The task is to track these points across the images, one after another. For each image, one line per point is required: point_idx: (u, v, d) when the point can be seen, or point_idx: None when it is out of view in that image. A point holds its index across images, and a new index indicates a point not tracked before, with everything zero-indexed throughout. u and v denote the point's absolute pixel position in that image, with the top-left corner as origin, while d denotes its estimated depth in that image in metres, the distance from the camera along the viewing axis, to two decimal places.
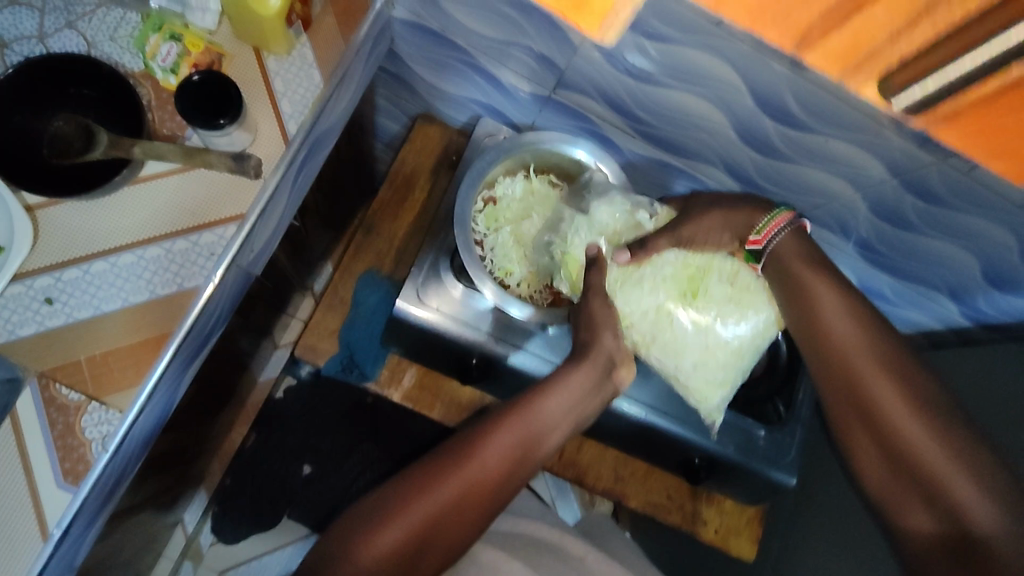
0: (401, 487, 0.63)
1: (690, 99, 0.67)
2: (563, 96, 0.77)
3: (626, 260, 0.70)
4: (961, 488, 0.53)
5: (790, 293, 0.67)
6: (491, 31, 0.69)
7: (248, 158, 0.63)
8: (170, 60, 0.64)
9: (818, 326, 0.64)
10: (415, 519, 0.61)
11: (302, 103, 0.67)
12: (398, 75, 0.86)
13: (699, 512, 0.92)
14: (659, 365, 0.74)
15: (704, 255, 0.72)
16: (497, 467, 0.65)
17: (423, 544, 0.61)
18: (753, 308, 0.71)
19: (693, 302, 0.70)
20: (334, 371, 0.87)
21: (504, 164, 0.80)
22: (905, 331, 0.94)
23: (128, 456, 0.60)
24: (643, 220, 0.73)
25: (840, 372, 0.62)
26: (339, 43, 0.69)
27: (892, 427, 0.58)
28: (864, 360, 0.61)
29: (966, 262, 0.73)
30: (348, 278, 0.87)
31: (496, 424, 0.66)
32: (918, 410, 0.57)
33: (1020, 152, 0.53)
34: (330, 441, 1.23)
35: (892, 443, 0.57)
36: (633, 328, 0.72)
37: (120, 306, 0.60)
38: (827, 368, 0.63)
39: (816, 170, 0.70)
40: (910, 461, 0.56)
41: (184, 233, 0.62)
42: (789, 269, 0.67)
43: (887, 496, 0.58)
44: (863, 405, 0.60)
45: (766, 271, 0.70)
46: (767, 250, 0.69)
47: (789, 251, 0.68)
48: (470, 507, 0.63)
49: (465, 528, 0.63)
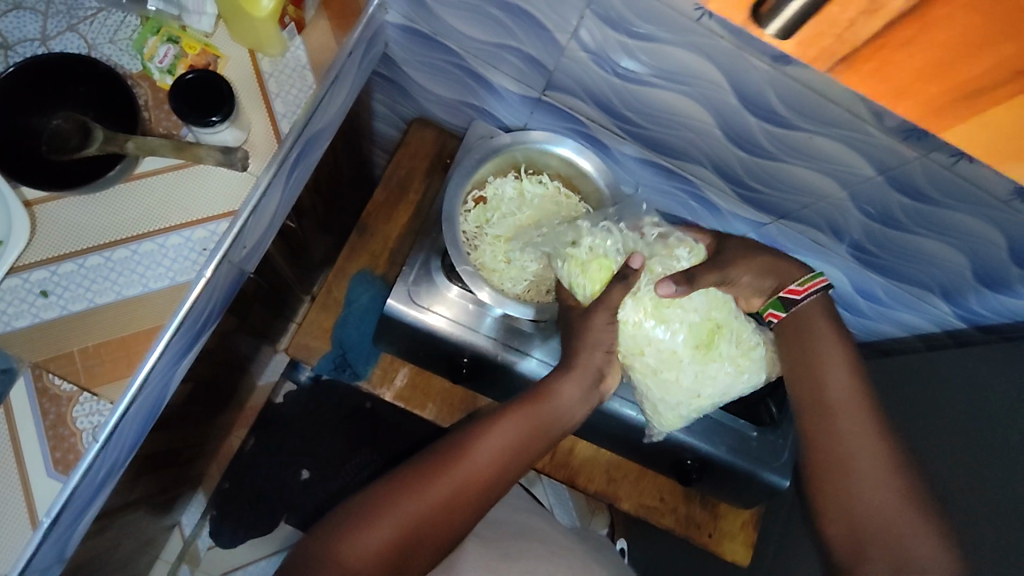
0: (388, 487, 0.63)
1: (677, 99, 0.67)
2: (552, 97, 0.78)
3: (671, 292, 0.67)
4: (922, 550, 0.56)
5: (795, 339, 0.68)
6: (480, 33, 0.71)
7: (236, 150, 0.64)
8: (166, 62, 0.66)
9: (819, 378, 0.65)
10: (404, 519, 0.60)
11: (295, 103, 0.69)
12: (393, 79, 0.88)
13: (693, 516, 0.92)
14: (643, 390, 0.73)
15: (727, 310, 0.71)
16: (486, 466, 0.65)
17: (411, 545, 0.60)
18: (750, 371, 0.72)
19: (703, 356, 0.71)
20: (326, 371, 0.87)
21: (494, 165, 0.81)
22: (900, 333, 0.94)
23: (117, 448, 0.62)
24: (680, 259, 0.71)
25: (828, 424, 0.63)
26: (332, 46, 0.71)
27: (865, 483, 0.60)
28: (854, 417, 0.63)
29: (956, 261, 0.74)
30: (342, 278, 0.88)
31: (494, 425, 0.67)
32: (891, 472, 0.60)
33: (941, 104, 0.46)
34: (328, 446, 1.21)
35: (860, 498, 0.59)
36: (639, 357, 0.71)
37: (113, 299, 0.62)
38: (812, 412, 0.65)
39: (803, 168, 0.70)
40: (875, 515, 0.59)
41: (177, 229, 0.64)
42: (805, 323, 0.68)
43: (847, 545, 0.59)
44: (840, 459, 0.61)
45: (784, 324, 0.69)
46: (800, 304, 0.68)
47: (816, 313, 0.68)
48: (459, 506, 0.63)
49: (453, 528, 0.62)
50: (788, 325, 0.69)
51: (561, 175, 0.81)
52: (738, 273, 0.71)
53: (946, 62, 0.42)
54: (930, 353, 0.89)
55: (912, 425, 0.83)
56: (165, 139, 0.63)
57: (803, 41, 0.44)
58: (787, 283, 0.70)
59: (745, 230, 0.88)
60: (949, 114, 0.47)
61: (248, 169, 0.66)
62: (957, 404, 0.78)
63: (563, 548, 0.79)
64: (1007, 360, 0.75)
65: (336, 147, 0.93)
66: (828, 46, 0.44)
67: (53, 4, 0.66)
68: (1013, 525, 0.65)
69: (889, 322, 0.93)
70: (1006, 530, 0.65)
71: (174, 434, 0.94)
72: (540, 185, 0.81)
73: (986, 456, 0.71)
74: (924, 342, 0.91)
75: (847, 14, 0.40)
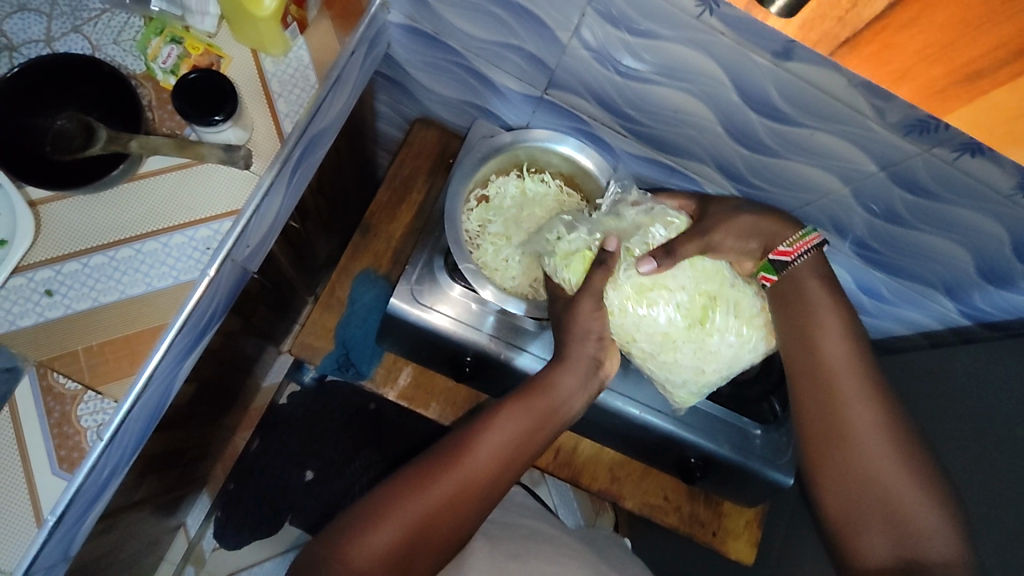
0: (393, 486, 0.63)
1: (679, 96, 0.67)
2: (555, 96, 0.78)
3: (651, 269, 0.68)
4: (920, 516, 0.56)
5: (786, 304, 0.68)
6: (481, 32, 0.71)
7: (238, 149, 0.64)
8: (170, 62, 0.66)
9: (809, 341, 0.65)
10: (410, 518, 0.60)
11: (297, 103, 0.69)
12: (396, 79, 0.89)
13: (697, 514, 0.91)
14: (649, 373, 0.74)
15: (716, 280, 0.70)
16: (490, 462, 0.65)
17: (418, 544, 0.60)
18: (752, 337, 0.71)
19: (697, 335, 0.70)
20: (330, 370, 0.87)
21: (497, 163, 0.80)
22: (905, 331, 0.94)
23: (122, 445, 0.62)
24: (658, 234, 0.72)
25: (821, 388, 0.63)
26: (335, 46, 0.72)
27: (862, 449, 0.59)
28: (847, 383, 0.62)
29: (959, 257, 0.73)
30: (345, 278, 0.87)
31: (493, 422, 0.67)
32: (890, 437, 0.59)
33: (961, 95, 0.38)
34: (331, 447, 1.20)
35: (858, 466, 0.59)
36: (634, 343, 0.72)
37: (117, 298, 0.62)
38: (807, 378, 0.64)
39: (806, 165, 0.70)
40: (872, 483, 0.58)
41: (180, 228, 0.64)
42: (796, 283, 0.67)
43: (844, 517, 0.59)
44: (838, 427, 0.61)
45: (777, 283, 0.69)
46: (792, 265, 0.68)
47: (806, 273, 0.67)
48: (465, 503, 0.63)
49: (459, 525, 0.62)
50: (779, 289, 0.68)
51: (563, 174, 0.81)
52: (720, 238, 0.71)
53: (947, 45, 0.34)
54: (935, 350, 0.89)
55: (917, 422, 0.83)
56: (168, 138, 0.63)
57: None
58: (776, 243, 0.71)
59: None
60: (953, 99, 0.38)
61: (249, 167, 0.66)
62: (963, 402, 0.78)
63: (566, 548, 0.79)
64: (1011, 357, 0.74)
65: (339, 147, 0.93)
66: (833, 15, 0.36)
67: (58, 6, 0.66)
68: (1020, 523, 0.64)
69: (893, 319, 0.93)
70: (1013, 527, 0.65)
71: (179, 434, 0.94)
72: (543, 184, 0.81)
73: (992, 455, 0.70)
74: (928, 340, 0.91)
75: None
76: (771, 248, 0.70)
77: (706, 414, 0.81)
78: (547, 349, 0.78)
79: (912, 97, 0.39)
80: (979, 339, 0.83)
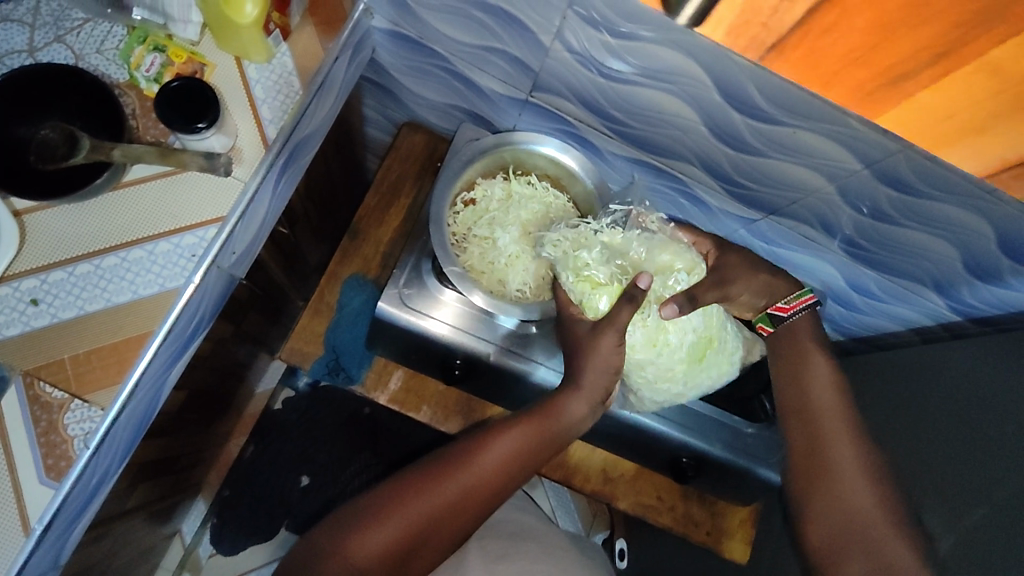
0: (397, 489, 0.63)
1: (662, 98, 0.68)
2: (540, 98, 0.78)
3: (671, 314, 0.64)
4: (896, 550, 0.60)
5: (781, 351, 0.72)
6: (465, 36, 0.72)
7: (218, 157, 0.65)
8: (153, 70, 0.67)
9: (800, 389, 0.69)
10: (409, 525, 0.62)
11: (281, 109, 0.69)
12: (382, 84, 0.89)
13: (691, 513, 0.91)
14: (631, 388, 0.74)
15: (717, 324, 0.71)
16: (492, 475, 0.65)
17: (415, 549, 0.62)
18: (726, 371, 0.74)
19: (694, 369, 0.72)
20: (320, 375, 0.87)
21: (482, 166, 0.78)
22: (896, 328, 0.94)
23: (110, 453, 0.62)
24: (680, 278, 0.70)
25: (810, 432, 0.67)
26: (318, 52, 0.72)
27: (844, 488, 0.63)
28: (837, 428, 0.66)
29: (946, 253, 0.73)
30: (334, 283, 0.87)
31: (501, 432, 0.67)
32: (870, 478, 0.64)
33: (865, 98, 0.56)
34: (327, 452, 1.21)
35: (846, 505, 0.63)
36: (639, 372, 0.71)
37: (102, 306, 0.62)
38: (798, 421, 0.68)
39: (790, 164, 0.70)
40: (853, 516, 0.62)
41: (166, 236, 0.64)
42: (792, 332, 0.72)
43: (828, 549, 0.63)
44: (825, 466, 0.65)
45: (774, 336, 0.73)
46: (789, 320, 0.72)
47: (803, 328, 0.72)
48: (464, 514, 0.64)
49: (456, 534, 0.64)
50: (778, 336, 0.72)
51: (550, 175, 0.79)
52: (738, 291, 0.72)
53: (871, 45, 0.50)
54: (925, 346, 0.89)
55: (908, 418, 0.83)
56: (150, 146, 0.64)
57: (733, 29, 0.54)
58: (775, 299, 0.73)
59: (736, 228, 0.88)
60: (878, 97, 0.55)
61: (230, 174, 0.67)
62: (952, 397, 0.78)
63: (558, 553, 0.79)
64: (1003, 352, 0.74)
65: (327, 152, 0.93)
66: (756, 35, 0.53)
67: (41, 16, 0.67)
68: (1008, 518, 0.64)
69: (885, 316, 0.93)
70: (1000, 521, 0.65)
71: (171, 441, 0.94)
72: (530, 186, 0.79)
73: (982, 450, 0.70)
74: (919, 336, 0.91)
75: (769, 3, 0.49)
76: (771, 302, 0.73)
77: (697, 413, 0.82)
78: (558, 367, 0.78)
79: (840, 95, 0.56)
80: (969, 334, 0.83)
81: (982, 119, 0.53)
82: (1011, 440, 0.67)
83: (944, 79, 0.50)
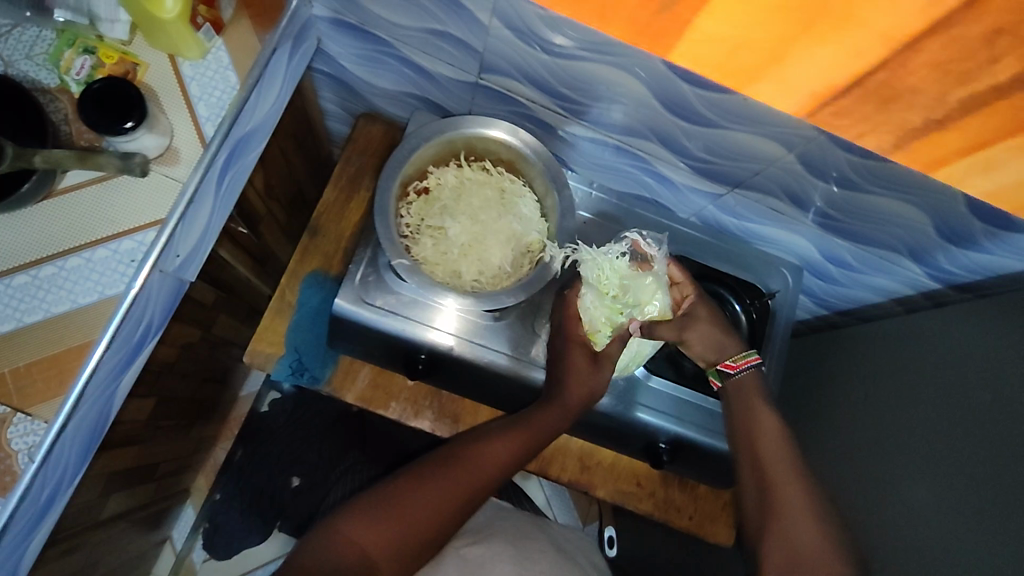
0: (401, 482, 0.66)
1: (608, 71, 0.65)
2: (490, 80, 0.76)
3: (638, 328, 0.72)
4: None
5: (733, 402, 0.73)
6: (405, 20, 0.69)
7: (134, 156, 0.63)
8: (83, 73, 0.65)
9: (751, 439, 0.70)
10: (417, 516, 0.63)
11: (218, 106, 0.68)
12: (335, 75, 0.87)
13: (672, 498, 0.89)
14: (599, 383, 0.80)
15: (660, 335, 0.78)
16: (490, 470, 0.69)
17: (424, 541, 0.63)
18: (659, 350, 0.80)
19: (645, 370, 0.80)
20: (283, 377, 0.85)
21: (432, 153, 0.76)
22: (878, 299, 0.90)
23: (60, 465, 0.61)
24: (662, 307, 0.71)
25: (761, 477, 0.67)
26: (254, 44, 0.70)
27: (787, 517, 0.64)
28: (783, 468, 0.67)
29: (918, 219, 0.70)
30: (293, 281, 0.85)
31: (494, 433, 0.71)
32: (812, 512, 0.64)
33: (644, 30, 0.56)
34: (317, 452, 1.18)
35: (795, 544, 0.62)
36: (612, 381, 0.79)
37: (42, 317, 0.61)
38: (748, 466, 0.69)
39: (746, 133, 0.66)
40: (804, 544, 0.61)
41: (103, 242, 0.63)
42: (739, 387, 0.74)
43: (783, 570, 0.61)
44: (770, 508, 0.65)
45: (722, 390, 0.75)
46: (735, 376, 0.74)
47: (749, 380, 0.74)
48: (465, 506, 0.67)
49: (457, 526, 0.66)
50: (730, 391, 0.74)
51: (503, 159, 0.77)
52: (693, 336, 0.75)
53: None
54: (908, 316, 0.87)
55: (892, 392, 0.80)
56: (70, 150, 0.61)
57: None
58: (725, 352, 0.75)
59: (703, 204, 0.86)
60: (662, 32, 0.55)
61: (151, 171, 0.65)
62: (937, 368, 0.75)
63: (533, 554, 0.78)
64: (995, 318, 0.72)
65: (285, 148, 0.91)
66: None
67: None
68: (1000, 491, 0.62)
69: (866, 288, 0.89)
70: (994, 492, 0.63)
71: (147, 451, 0.93)
72: (483, 172, 0.77)
73: (967, 422, 0.68)
74: (902, 306, 0.88)
75: None
76: (719, 360, 0.75)
77: (668, 396, 0.80)
78: (531, 359, 0.77)
79: (621, 29, 0.57)
80: (952, 302, 0.81)
81: (774, 45, 0.52)
82: (1006, 408, 0.64)
83: (707, 7, 0.50)
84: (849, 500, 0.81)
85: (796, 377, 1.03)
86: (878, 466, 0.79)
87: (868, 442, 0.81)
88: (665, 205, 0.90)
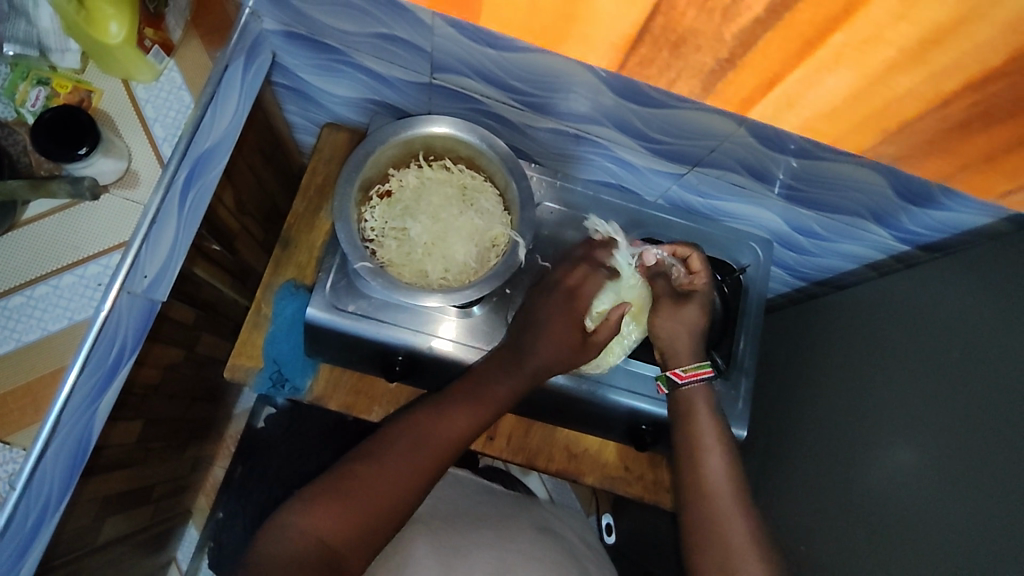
0: (359, 466, 0.66)
1: (554, 61, 0.65)
2: (443, 79, 0.77)
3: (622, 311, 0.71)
4: None
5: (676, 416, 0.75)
6: (351, 27, 0.70)
7: (83, 179, 0.63)
8: (38, 104, 0.65)
9: (696, 457, 0.71)
10: (377, 497, 0.64)
11: (174, 125, 0.69)
12: (295, 87, 0.88)
13: (661, 480, 0.90)
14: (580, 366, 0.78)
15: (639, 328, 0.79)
16: (446, 446, 0.69)
17: (384, 521, 0.64)
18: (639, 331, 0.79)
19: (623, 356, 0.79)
20: (264, 388, 0.86)
21: (392, 156, 0.76)
22: (850, 266, 0.91)
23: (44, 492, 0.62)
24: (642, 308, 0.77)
25: (706, 504, 0.69)
26: (206, 63, 0.72)
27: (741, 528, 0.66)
28: (727, 504, 0.69)
29: (878, 184, 0.70)
30: (267, 293, 0.86)
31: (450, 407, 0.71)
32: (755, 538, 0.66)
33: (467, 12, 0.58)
34: (313, 466, 1.18)
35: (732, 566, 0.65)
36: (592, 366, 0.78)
37: (13, 346, 0.62)
38: (693, 488, 0.71)
39: (695, 111, 0.66)
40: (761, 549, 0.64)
41: (69, 268, 0.64)
42: (689, 405, 0.74)
43: None
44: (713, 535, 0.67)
45: (671, 397, 0.75)
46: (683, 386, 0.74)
47: (697, 394, 0.74)
48: (423, 484, 0.67)
49: (415, 504, 0.67)
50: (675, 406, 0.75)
51: (461, 156, 0.77)
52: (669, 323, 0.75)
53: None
54: (881, 279, 0.88)
55: (866, 356, 0.81)
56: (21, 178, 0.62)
57: None
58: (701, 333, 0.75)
59: (668, 185, 0.86)
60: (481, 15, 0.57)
61: (105, 194, 0.66)
62: (910, 330, 0.75)
63: (521, 542, 0.78)
64: (961, 276, 0.73)
65: (253, 163, 0.92)
66: None
67: None
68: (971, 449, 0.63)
69: (838, 256, 0.90)
70: (965, 448, 0.63)
71: (140, 473, 0.95)
72: (444, 171, 0.77)
73: (936, 381, 0.69)
74: (874, 270, 0.89)
75: None
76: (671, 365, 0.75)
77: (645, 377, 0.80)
78: None
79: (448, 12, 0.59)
80: (922, 262, 0.82)
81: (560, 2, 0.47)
82: (975, 364, 0.65)
83: None
84: (833, 466, 0.82)
85: (777, 350, 1.04)
86: (856, 432, 0.79)
87: (846, 409, 0.82)
88: (632, 189, 0.91)
